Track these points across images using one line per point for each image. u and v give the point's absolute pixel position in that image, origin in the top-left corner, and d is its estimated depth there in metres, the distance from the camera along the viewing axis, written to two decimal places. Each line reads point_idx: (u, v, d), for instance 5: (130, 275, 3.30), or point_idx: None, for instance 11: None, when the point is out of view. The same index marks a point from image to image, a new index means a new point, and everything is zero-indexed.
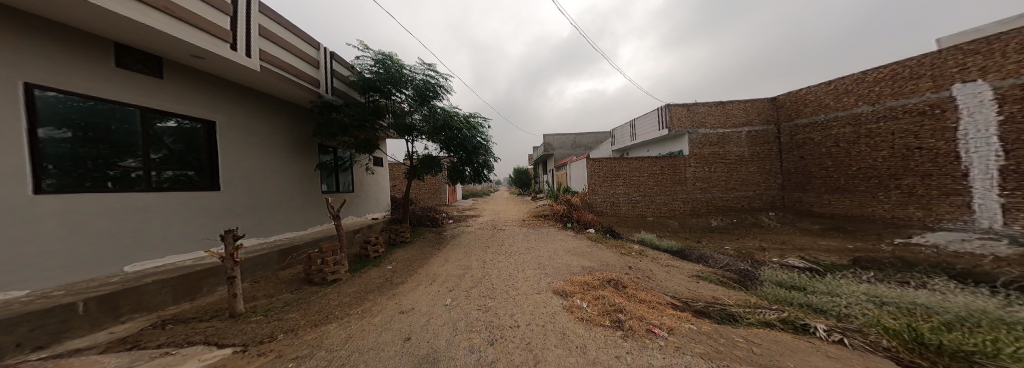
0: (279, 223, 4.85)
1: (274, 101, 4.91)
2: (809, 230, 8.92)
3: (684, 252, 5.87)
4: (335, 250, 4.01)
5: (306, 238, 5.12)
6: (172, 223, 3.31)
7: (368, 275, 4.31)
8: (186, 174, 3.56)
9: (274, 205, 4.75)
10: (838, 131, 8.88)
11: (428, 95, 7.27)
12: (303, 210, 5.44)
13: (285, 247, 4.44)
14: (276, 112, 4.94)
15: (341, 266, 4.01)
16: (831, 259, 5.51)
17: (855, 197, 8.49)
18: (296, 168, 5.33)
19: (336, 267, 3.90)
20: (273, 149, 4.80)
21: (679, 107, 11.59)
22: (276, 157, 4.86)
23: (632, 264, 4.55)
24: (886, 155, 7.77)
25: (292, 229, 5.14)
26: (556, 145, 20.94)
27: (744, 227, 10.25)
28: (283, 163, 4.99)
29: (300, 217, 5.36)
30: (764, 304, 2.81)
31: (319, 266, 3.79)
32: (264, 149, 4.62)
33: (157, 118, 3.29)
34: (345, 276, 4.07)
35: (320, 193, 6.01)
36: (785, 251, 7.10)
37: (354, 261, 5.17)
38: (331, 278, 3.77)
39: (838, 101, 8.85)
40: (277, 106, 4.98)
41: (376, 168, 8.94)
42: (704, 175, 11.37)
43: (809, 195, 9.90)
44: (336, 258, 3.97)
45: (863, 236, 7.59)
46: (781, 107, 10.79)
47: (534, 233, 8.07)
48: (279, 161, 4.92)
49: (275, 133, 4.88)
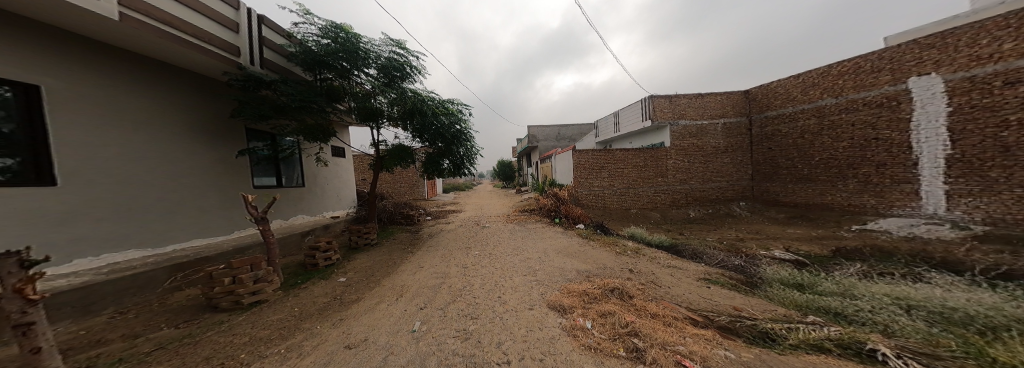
0: (182, 227, 3.75)
1: (161, 65, 3.58)
2: (777, 218, 9.43)
3: (676, 248, 5.65)
4: (253, 264, 3.01)
5: (224, 247, 4.01)
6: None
7: (306, 293, 3.34)
8: (16, 163, 2.46)
9: (168, 205, 3.59)
10: (804, 124, 9.31)
11: (395, 77, 6.16)
12: (216, 210, 4.22)
13: (180, 260, 3.36)
14: (164, 80, 3.59)
15: (265, 283, 3.03)
16: (812, 250, 5.61)
17: (817, 186, 9.02)
18: (204, 158, 4.07)
19: (256, 285, 2.95)
20: (161, 130, 3.55)
21: (660, 98, 11.54)
22: (171, 142, 3.65)
23: (631, 267, 4.13)
24: (846, 145, 8.21)
25: (206, 234, 4.06)
26: (539, 136, 20.38)
27: (720, 217, 10.64)
28: (177, 150, 3.72)
29: (213, 219, 4.18)
30: (800, 318, 2.38)
31: (227, 287, 2.79)
32: (149, 130, 3.42)
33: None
34: (272, 295, 3.13)
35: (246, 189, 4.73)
36: (764, 242, 7.34)
37: (292, 272, 4.15)
38: (245, 302, 2.81)
39: (806, 94, 9.18)
40: (166, 71, 3.65)
41: (334, 159, 7.65)
42: (683, 166, 11.57)
43: (776, 186, 10.45)
44: (257, 274, 3.00)
45: (826, 223, 8.10)
46: (753, 100, 11.15)
47: (519, 230, 7.47)
48: (176, 147, 3.71)
49: (166, 110, 3.60)
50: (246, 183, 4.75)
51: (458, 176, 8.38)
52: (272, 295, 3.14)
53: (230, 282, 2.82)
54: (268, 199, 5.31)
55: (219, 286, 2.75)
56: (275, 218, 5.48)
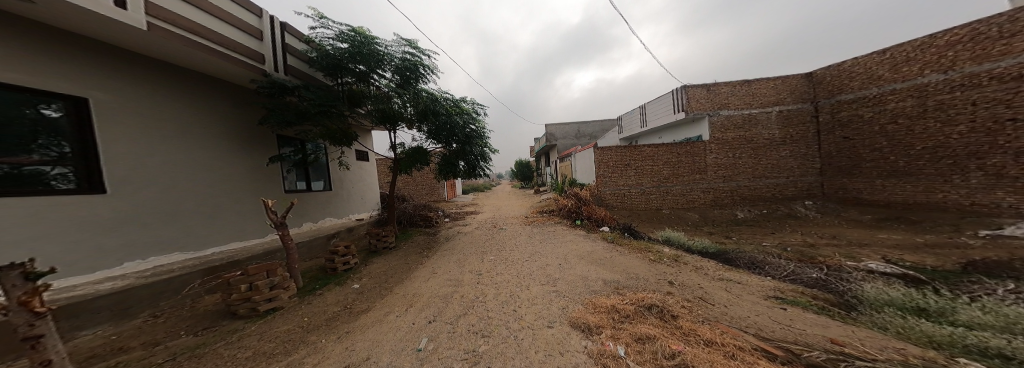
0: (223, 232, 3.97)
1: (196, 79, 3.84)
2: (860, 221, 7.78)
3: (723, 255, 4.78)
4: (269, 270, 3.00)
5: (255, 251, 4.20)
6: (53, 237, 2.45)
7: (319, 300, 3.27)
8: (73, 172, 2.71)
9: (208, 211, 3.80)
10: (893, 106, 7.55)
11: (409, 77, 6.19)
12: (253, 215, 4.44)
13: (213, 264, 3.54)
14: (197, 92, 3.85)
15: (281, 290, 3.03)
16: (917, 262, 4.36)
17: (919, 182, 7.22)
18: (239, 166, 4.31)
19: (272, 291, 2.96)
20: (199, 140, 3.80)
21: (698, 87, 10.31)
22: (209, 151, 3.90)
23: (670, 278, 3.47)
24: (963, 130, 6.42)
25: (246, 238, 4.29)
26: (559, 135, 19.67)
27: (777, 218, 9.10)
28: (215, 158, 3.97)
29: (251, 223, 4.40)
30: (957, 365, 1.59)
31: (245, 294, 2.80)
32: (190, 141, 3.68)
33: (32, 101, 2.50)
34: (288, 301, 3.12)
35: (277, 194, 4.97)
36: (842, 250, 5.96)
37: (312, 276, 4.21)
38: (262, 310, 2.80)
39: (895, 71, 7.42)
40: (200, 83, 3.91)
41: (357, 163, 7.93)
42: (728, 162, 10.16)
43: (857, 182, 8.66)
44: (274, 280, 2.99)
45: (935, 227, 6.42)
46: (819, 83, 9.49)
47: (538, 233, 7.03)
48: (214, 155, 3.97)
49: (202, 124, 3.87)
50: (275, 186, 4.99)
51: (475, 177, 8.24)
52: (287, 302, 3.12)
53: (247, 289, 2.82)
54: (287, 203, 5.30)
55: (236, 292, 2.76)
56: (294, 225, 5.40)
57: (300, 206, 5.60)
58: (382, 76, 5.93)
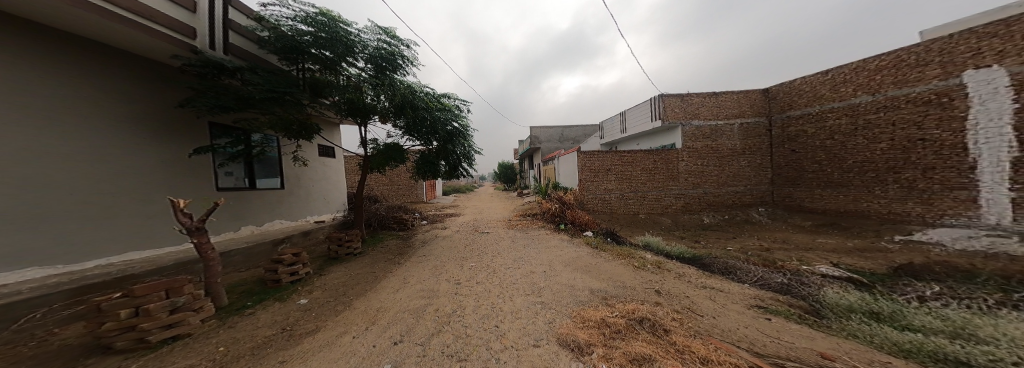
0: (114, 239, 3.25)
1: (79, 41, 2.94)
2: (803, 227, 8.75)
3: (699, 261, 4.97)
4: (171, 289, 2.37)
5: (163, 262, 3.42)
6: None
7: (245, 324, 2.68)
8: None
9: (75, 214, 2.91)
10: (833, 123, 8.56)
11: (385, 68, 5.58)
12: (143, 220, 3.54)
13: (92, 280, 2.74)
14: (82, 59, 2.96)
15: (187, 314, 2.44)
16: (863, 266, 4.83)
17: (851, 192, 8.24)
18: (134, 157, 3.42)
19: (174, 315, 2.35)
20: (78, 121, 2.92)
21: (672, 97, 10.88)
22: (97, 137, 3.07)
23: (656, 286, 3.43)
24: (886, 147, 7.44)
25: (148, 246, 3.59)
26: (542, 138, 19.76)
27: (737, 224, 9.94)
28: (99, 146, 3.09)
29: (138, 230, 3.48)
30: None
31: (125, 322, 2.11)
32: (76, 125, 2.91)
33: None
34: (199, 326, 2.53)
35: (194, 195, 4.14)
36: (795, 253, 6.59)
37: (245, 290, 3.53)
38: (154, 340, 2.17)
39: (835, 92, 8.47)
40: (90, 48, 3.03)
41: (313, 159, 7.07)
42: (697, 170, 10.85)
43: (801, 191, 9.74)
44: (177, 302, 2.37)
45: (862, 232, 7.41)
46: (773, 99, 10.46)
47: (521, 237, 6.81)
48: (104, 143, 3.13)
49: (84, 99, 2.97)
50: (194, 186, 4.17)
51: (455, 178, 7.76)
52: (196, 328, 2.51)
53: (132, 315, 2.16)
54: (210, 204, 4.45)
55: (113, 320, 2.09)
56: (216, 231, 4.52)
57: (229, 208, 4.77)
58: (353, 65, 5.27)
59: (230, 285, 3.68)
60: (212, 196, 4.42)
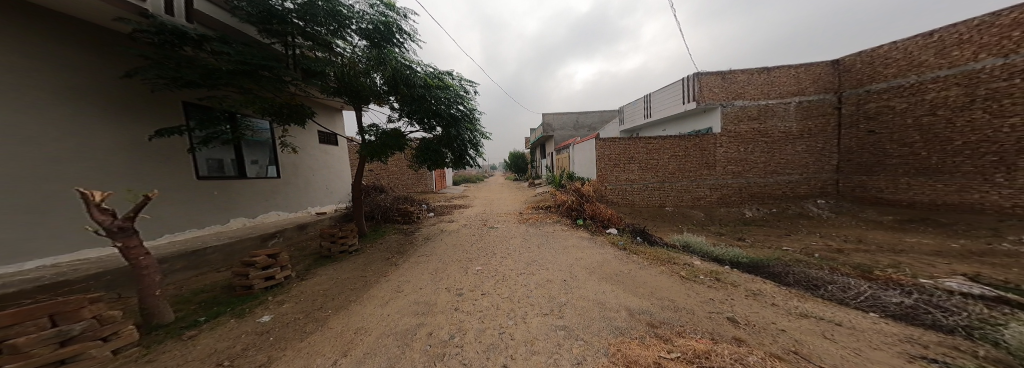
0: (37, 240, 2.67)
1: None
2: (878, 222, 7.23)
3: (764, 268, 3.94)
4: (58, 316, 1.76)
5: (114, 265, 2.96)
6: None
7: (168, 357, 2.07)
8: None
9: None
10: (936, 96, 6.87)
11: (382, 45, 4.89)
12: (64, 219, 2.85)
13: (12, 284, 2.27)
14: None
15: (87, 345, 1.84)
16: (1010, 285, 3.57)
17: (954, 181, 6.64)
18: (68, 144, 2.87)
19: (64, 348, 1.73)
20: None
21: (711, 75, 9.41)
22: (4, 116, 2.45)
23: (724, 311, 2.48)
24: (1017, 122, 5.77)
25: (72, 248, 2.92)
26: (556, 125, 18.57)
27: (788, 218, 8.47)
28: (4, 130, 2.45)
29: (56, 230, 2.80)
30: None
31: None
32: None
33: None
34: (108, 360, 1.93)
35: (156, 185, 3.61)
36: (879, 256, 5.26)
37: (206, 301, 3.10)
38: None
39: (942, 57, 6.72)
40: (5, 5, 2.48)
41: (309, 145, 6.55)
42: (737, 156, 9.38)
43: (879, 180, 8.10)
44: (68, 331, 1.77)
45: (970, 231, 5.87)
46: (846, 72, 8.82)
47: (535, 233, 6.01)
48: (13, 125, 2.50)
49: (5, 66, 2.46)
50: (157, 177, 3.64)
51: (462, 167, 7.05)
52: (106, 361, 1.91)
53: None
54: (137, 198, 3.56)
55: None
56: (150, 235, 3.52)
57: (214, 201, 4.37)
58: (348, 44, 4.60)
59: (193, 293, 3.28)
60: (165, 185, 3.73)
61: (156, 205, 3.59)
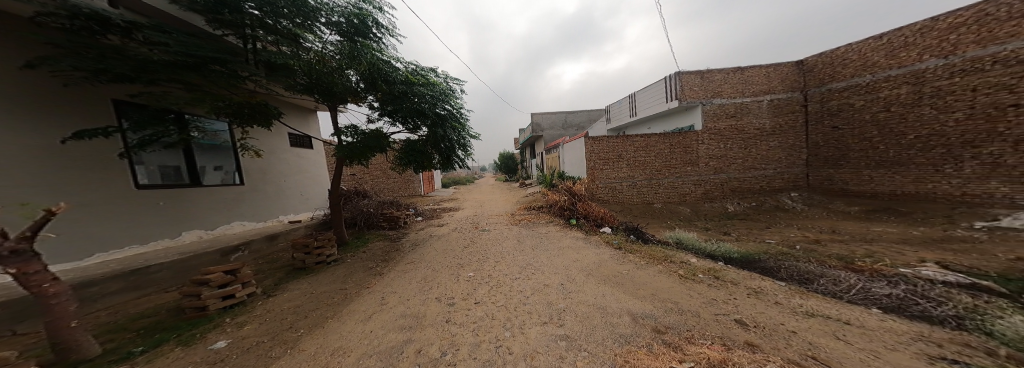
0: None
1: None
2: (847, 213, 7.67)
3: (755, 263, 3.98)
4: None
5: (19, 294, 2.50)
6: None
7: None
8: None
9: None
10: (889, 93, 7.36)
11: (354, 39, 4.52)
12: None
13: None
14: None
15: None
16: (976, 269, 3.79)
17: (909, 173, 7.13)
18: None
19: None
20: None
21: (691, 74, 9.64)
22: None
23: (732, 313, 2.39)
24: (961, 117, 6.25)
25: None
26: (544, 125, 18.53)
27: (767, 211, 8.83)
28: None
29: None
30: None
31: None
32: None
33: None
34: None
35: (80, 197, 3.06)
36: (853, 246, 5.52)
37: (144, 329, 2.67)
38: None
39: (891, 57, 7.23)
40: None
41: (279, 148, 5.99)
42: (718, 153, 9.68)
43: (844, 172, 8.61)
44: None
45: (927, 218, 6.32)
46: (809, 71, 9.32)
47: (527, 235, 5.82)
48: None
49: None
50: (81, 189, 3.08)
51: (451, 169, 6.71)
52: None
53: None
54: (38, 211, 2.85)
55: None
56: (75, 257, 2.98)
57: (159, 213, 3.80)
58: (319, 38, 4.19)
59: (131, 319, 2.85)
60: (94, 196, 3.18)
61: (78, 222, 3.02)
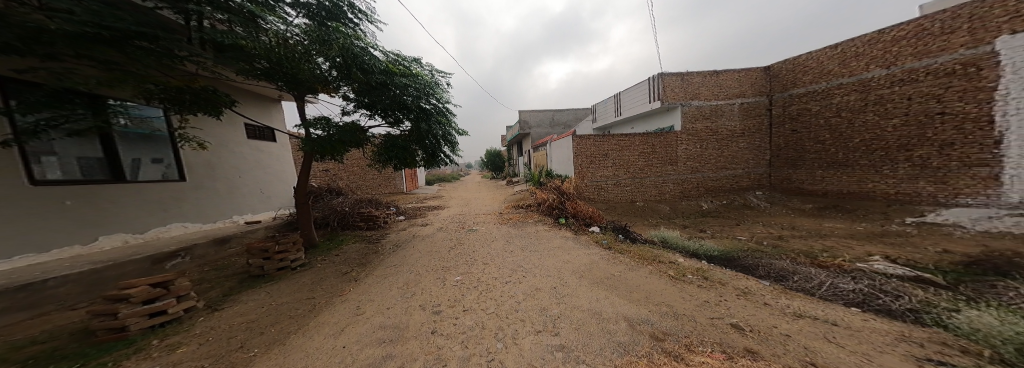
0: None
1: None
2: (804, 210, 8.40)
3: (737, 261, 4.16)
4: None
5: None
6: None
7: None
8: None
9: None
10: (840, 100, 8.10)
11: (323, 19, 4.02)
12: None
13: None
14: None
15: None
16: (918, 262, 4.25)
17: (854, 172, 7.92)
18: None
19: None
20: None
21: (672, 76, 9.96)
22: None
23: (727, 317, 2.38)
24: (899, 123, 7.01)
25: None
26: (531, 122, 18.42)
27: (737, 209, 9.46)
28: None
29: None
30: None
31: None
32: None
33: None
34: None
35: None
36: (813, 241, 6.02)
37: (36, 359, 2.12)
38: None
39: (844, 66, 7.95)
40: None
41: (234, 139, 5.25)
42: (695, 153, 10.15)
43: (800, 172, 9.41)
44: None
45: (869, 215, 7.06)
46: (775, 76, 9.94)
47: (516, 235, 5.65)
48: None
49: None
50: None
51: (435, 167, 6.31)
52: None
53: None
54: None
55: None
56: None
57: (66, 214, 3.12)
58: (284, 19, 3.66)
59: (15, 347, 2.27)
60: None
61: None
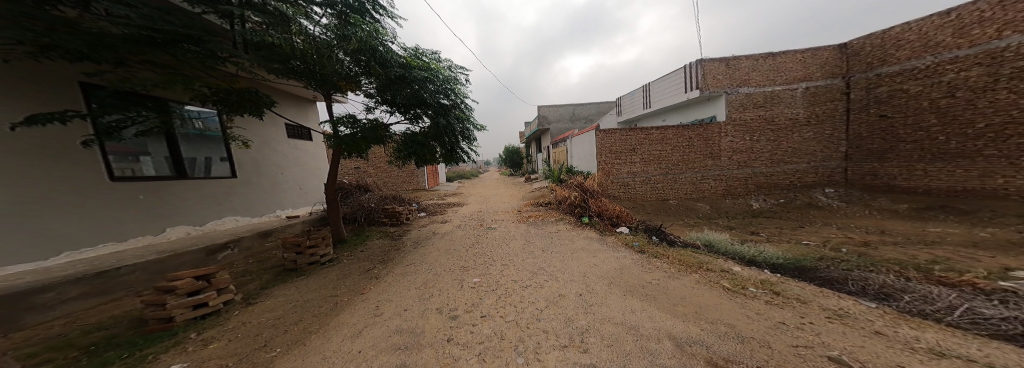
0: None
1: None
2: (893, 210, 6.86)
3: (813, 272, 3.37)
4: None
5: None
6: None
7: None
8: None
9: None
10: (955, 76, 6.44)
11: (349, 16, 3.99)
12: None
13: None
14: None
15: None
16: None
17: (972, 165, 6.29)
18: None
19: None
20: None
21: (714, 62, 8.84)
22: None
23: (822, 347, 1.79)
24: None
25: None
26: (552, 118, 17.81)
27: (798, 208, 8.06)
28: None
29: None
30: None
31: None
32: None
33: None
34: None
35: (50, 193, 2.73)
36: (909, 250, 4.83)
37: (96, 346, 2.27)
38: None
39: (961, 36, 6.27)
40: None
41: (274, 140, 5.59)
42: (743, 145, 8.89)
43: (890, 166, 7.77)
44: None
45: (995, 218, 5.50)
46: (855, 55, 8.39)
47: (536, 235, 5.29)
48: None
49: None
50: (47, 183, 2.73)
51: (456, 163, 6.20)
52: None
53: None
54: None
55: None
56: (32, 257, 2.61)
57: (138, 208, 3.43)
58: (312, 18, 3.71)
59: (83, 332, 2.47)
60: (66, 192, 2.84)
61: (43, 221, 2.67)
